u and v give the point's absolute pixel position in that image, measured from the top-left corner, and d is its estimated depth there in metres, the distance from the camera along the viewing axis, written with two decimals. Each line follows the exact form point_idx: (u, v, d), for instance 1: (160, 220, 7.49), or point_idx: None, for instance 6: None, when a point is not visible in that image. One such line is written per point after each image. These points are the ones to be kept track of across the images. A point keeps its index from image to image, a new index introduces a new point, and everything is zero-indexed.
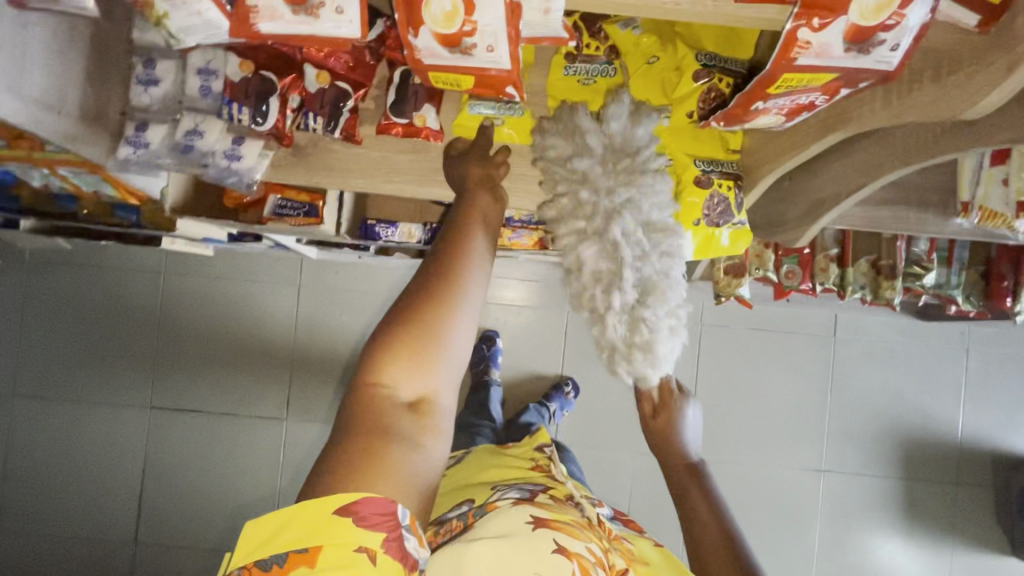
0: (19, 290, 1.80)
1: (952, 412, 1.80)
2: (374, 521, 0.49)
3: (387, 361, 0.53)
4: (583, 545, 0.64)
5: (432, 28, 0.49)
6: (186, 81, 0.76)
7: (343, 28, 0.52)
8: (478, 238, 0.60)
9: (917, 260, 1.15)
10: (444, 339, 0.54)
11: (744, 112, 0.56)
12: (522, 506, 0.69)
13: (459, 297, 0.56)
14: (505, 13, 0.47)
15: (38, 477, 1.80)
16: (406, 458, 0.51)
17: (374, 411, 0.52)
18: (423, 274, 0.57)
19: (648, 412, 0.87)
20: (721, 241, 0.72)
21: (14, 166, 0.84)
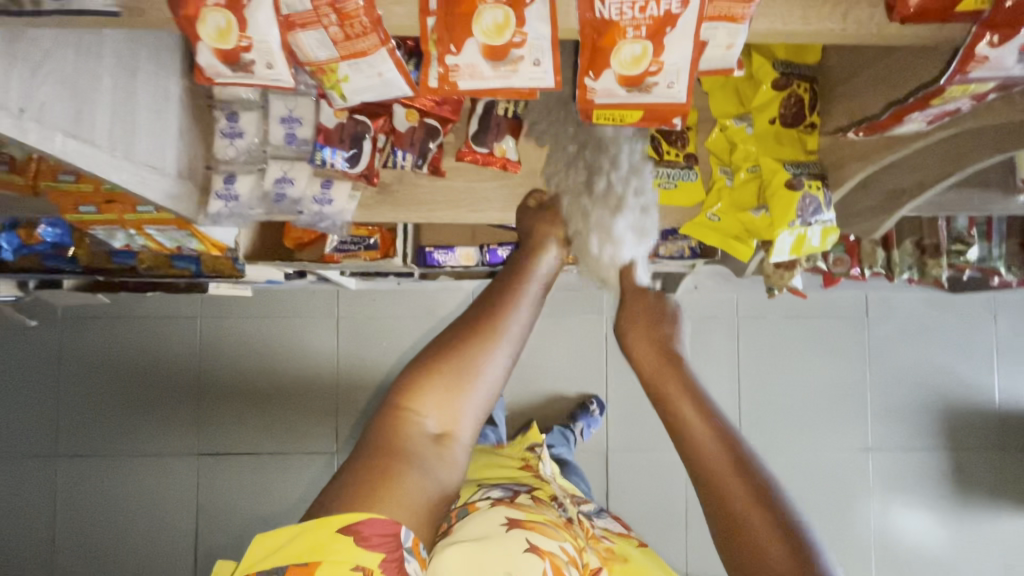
0: (56, 348, 1.79)
1: (988, 379, 1.84)
2: (374, 542, 0.49)
3: (421, 388, 0.56)
4: (557, 544, 0.64)
5: (616, 70, 0.51)
6: (270, 130, 0.78)
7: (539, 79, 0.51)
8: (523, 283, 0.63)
9: (960, 237, 1.19)
10: (477, 380, 0.56)
11: (890, 125, 0.62)
12: (499, 507, 0.69)
13: (501, 339, 0.58)
14: (693, 52, 0.49)
15: (91, 535, 1.78)
16: (420, 484, 0.52)
17: (399, 433, 0.54)
18: (472, 313, 0.60)
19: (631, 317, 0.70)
20: (811, 241, 0.75)
21: (100, 230, 0.85)
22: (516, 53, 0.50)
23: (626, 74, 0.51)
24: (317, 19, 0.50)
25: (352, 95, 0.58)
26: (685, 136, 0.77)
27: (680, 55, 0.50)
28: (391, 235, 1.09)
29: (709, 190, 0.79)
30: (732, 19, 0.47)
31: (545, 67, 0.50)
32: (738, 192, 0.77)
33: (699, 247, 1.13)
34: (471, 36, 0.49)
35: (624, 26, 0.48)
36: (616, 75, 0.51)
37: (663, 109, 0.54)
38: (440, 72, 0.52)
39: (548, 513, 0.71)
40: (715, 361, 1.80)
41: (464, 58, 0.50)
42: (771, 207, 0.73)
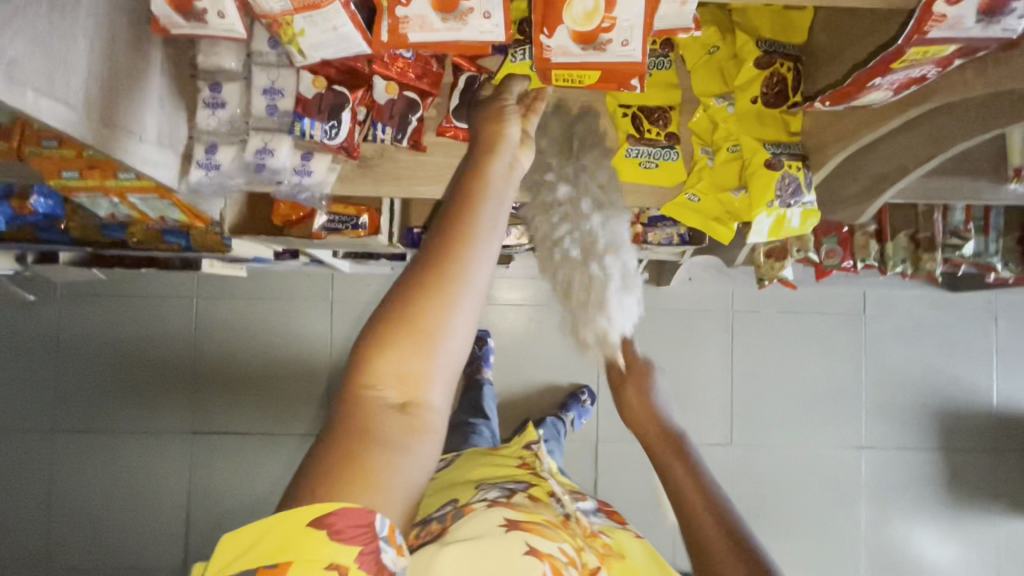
0: (55, 323, 1.81)
1: (986, 381, 1.82)
2: (349, 534, 0.43)
3: (375, 358, 0.47)
4: (556, 545, 0.60)
5: (569, 27, 0.53)
6: (252, 101, 0.77)
7: (488, 32, 0.56)
8: (480, 211, 0.51)
9: (955, 231, 1.16)
10: (437, 334, 0.47)
11: (854, 91, 0.57)
12: (496, 508, 0.66)
13: (459, 284, 0.48)
14: (643, 8, 0.52)
15: (86, 508, 1.80)
16: (395, 465, 0.45)
17: (359, 414, 0.46)
18: (419, 261, 0.50)
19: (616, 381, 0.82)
20: (792, 222, 0.74)
21: (84, 197, 0.86)
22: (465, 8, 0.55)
23: (579, 31, 0.53)
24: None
25: (311, 49, 0.62)
26: (667, 115, 0.76)
27: (631, 11, 0.53)
28: (378, 214, 1.08)
29: (691, 171, 0.79)
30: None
31: (494, 20, 0.56)
32: (718, 172, 0.76)
33: (688, 233, 1.11)
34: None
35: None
36: (570, 31, 0.53)
37: (620, 69, 0.55)
38: (391, 26, 0.57)
39: (547, 514, 0.67)
40: (708, 354, 1.79)
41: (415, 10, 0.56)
42: (750, 187, 0.72)
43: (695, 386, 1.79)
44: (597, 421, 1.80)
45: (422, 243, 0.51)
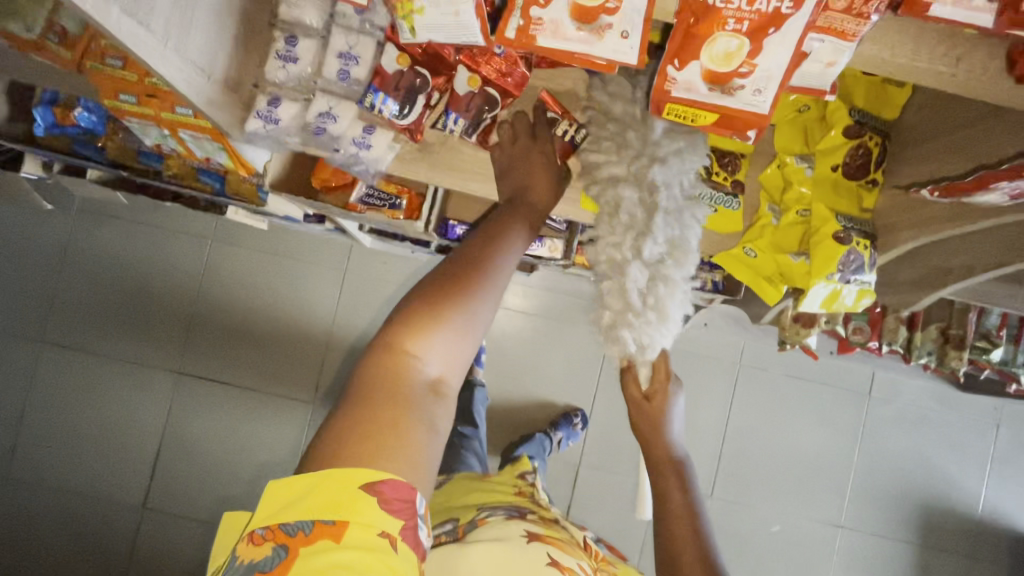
0: (66, 237, 1.79)
1: (976, 485, 1.80)
2: (395, 506, 0.50)
3: (418, 336, 0.57)
4: (574, 560, 0.68)
5: (704, 63, 0.47)
6: (325, 63, 0.74)
7: (622, 53, 0.48)
8: (512, 242, 0.65)
9: (986, 334, 1.16)
10: (468, 328, 0.59)
11: (971, 190, 0.56)
12: (514, 522, 0.75)
13: (491, 292, 0.61)
14: (790, 61, 0.46)
15: (58, 427, 1.78)
16: (424, 430, 0.54)
17: (397, 377, 0.55)
18: (460, 268, 0.61)
19: (638, 396, 0.75)
20: (844, 298, 0.72)
21: (134, 122, 0.83)
22: (606, 21, 0.48)
23: (713, 70, 0.48)
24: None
25: (423, 32, 0.56)
26: (737, 163, 0.74)
27: (775, 61, 0.46)
28: (420, 199, 1.07)
29: (751, 225, 0.75)
30: (841, 34, 0.45)
31: (631, 43, 0.48)
32: (781, 232, 0.74)
33: (722, 282, 1.12)
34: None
35: (725, 15, 0.45)
36: (703, 69, 0.47)
37: (739, 118, 0.50)
38: (521, 24, 0.49)
39: (562, 534, 0.76)
40: (707, 402, 1.78)
41: (552, 13, 0.49)
42: (812, 255, 0.70)
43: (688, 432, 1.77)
44: (583, 446, 1.78)
45: (463, 250, 0.63)
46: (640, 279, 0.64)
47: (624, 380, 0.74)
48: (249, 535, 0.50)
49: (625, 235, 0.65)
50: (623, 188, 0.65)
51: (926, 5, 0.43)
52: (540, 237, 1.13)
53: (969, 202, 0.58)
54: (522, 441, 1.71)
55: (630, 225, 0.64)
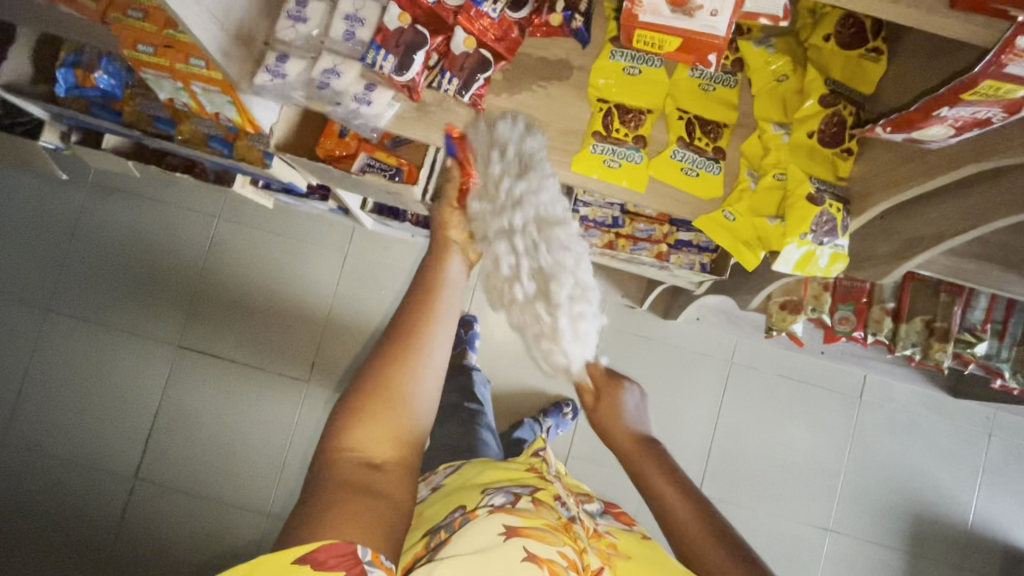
0: (79, 209, 1.84)
1: (967, 496, 1.79)
2: (331, 564, 0.49)
3: (353, 426, 0.57)
4: (556, 549, 0.60)
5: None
6: (332, 25, 0.80)
7: None
8: (444, 301, 0.64)
9: (971, 328, 1.17)
10: (409, 407, 0.59)
11: (920, 119, 0.59)
12: (495, 514, 0.64)
13: (420, 358, 0.60)
14: None
15: (58, 394, 1.81)
16: (376, 509, 0.54)
17: (338, 473, 0.55)
18: (386, 348, 0.61)
19: (590, 401, 0.81)
20: (819, 261, 0.74)
21: (150, 75, 0.87)
22: None
23: None
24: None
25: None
26: (719, 131, 0.79)
27: None
28: (419, 169, 1.06)
29: (732, 191, 0.79)
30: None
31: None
32: (759, 197, 0.77)
33: (710, 264, 1.13)
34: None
35: None
36: None
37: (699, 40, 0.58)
38: None
39: (549, 516, 0.65)
40: (697, 398, 1.79)
41: None
42: (787, 217, 0.73)
43: (678, 426, 1.78)
44: (573, 437, 1.79)
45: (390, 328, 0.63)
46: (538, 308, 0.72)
47: (575, 386, 0.83)
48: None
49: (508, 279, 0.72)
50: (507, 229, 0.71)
51: None
52: None
53: (920, 136, 0.62)
54: (512, 428, 1.72)
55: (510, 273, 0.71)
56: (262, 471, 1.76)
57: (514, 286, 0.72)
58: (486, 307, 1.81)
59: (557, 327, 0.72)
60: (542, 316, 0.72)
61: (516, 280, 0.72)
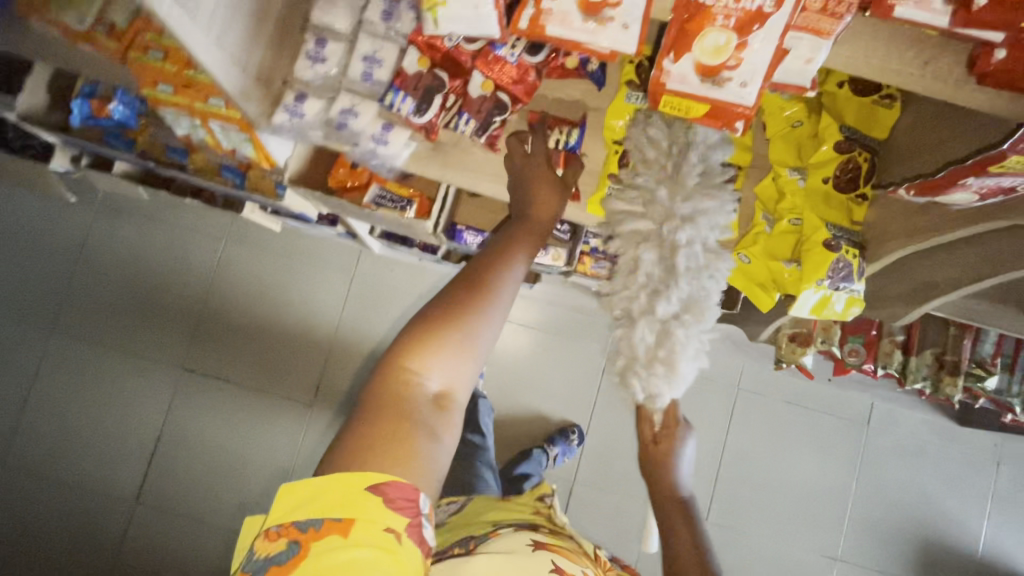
0: (86, 230, 1.84)
1: (975, 524, 1.77)
2: (400, 505, 0.53)
3: (421, 353, 0.58)
4: (579, 568, 0.71)
5: (696, 57, 0.52)
6: (350, 65, 0.81)
7: (621, 43, 0.53)
8: (519, 250, 0.65)
9: (980, 362, 1.17)
10: (473, 354, 0.60)
11: (944, 187, 0.60)
12: (523, 534, 0.78)
13: (492, 304, 0.61)
14: (773, 58, 0.51)
15: (59, 415, 1.80)
16: (426, 447, 0.56)
17: (401, 398, 0.57)
18: (462, 285, 0.62)
19: (649, 437, 0.83)
20: (835, 306, 0.75)
21: (168, 112, 0.88)
22: (610, 14, 0.53)
23: (703, 63, 0.52)
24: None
25: (443, 23, 0.58)
26: (735, 175, 0.77)
27: (760, 56, 0.51)
28: (430, 202, 1.10)
29: (746, 232, 0.80)
30: (817, 32, 0.50)
31: (632, 34, 0.53)
32: (774, 240, 0.77)
33: (719, 296, 1.14)
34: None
35: (715, 13, 0.50)
36: (694, 61, 0.52)
37: (729, 110, 0.53)
38: (532, 14, 0.54)
39: (566, 543, 0.78)
40: (704, 424, 1.78)
41: (561, 5, 0.54)
42: (802, 262, 0.74)
43: None
44: (578, 463, 1.77)
45: (465, 265, 0.64)
46: (647, 333, 0.67)
47: (639, 418, 0.82)
48: (264, 532, 0.53)
49: (638, 292, 0.68)
50: (643, 248, 0.68)
51: (892, 6, 0.47)
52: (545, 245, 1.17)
53: (945, 200, 0.63)
54: (517, 454, 1.71)
55: (645, 284, 0.68)
56: (265, 495, 1.74)
57: (652, 302, 0.67)
58: None
59: (676, 350, 0.67)
60: (654, 342, 0.67)
61: (660, 296, 0.66)
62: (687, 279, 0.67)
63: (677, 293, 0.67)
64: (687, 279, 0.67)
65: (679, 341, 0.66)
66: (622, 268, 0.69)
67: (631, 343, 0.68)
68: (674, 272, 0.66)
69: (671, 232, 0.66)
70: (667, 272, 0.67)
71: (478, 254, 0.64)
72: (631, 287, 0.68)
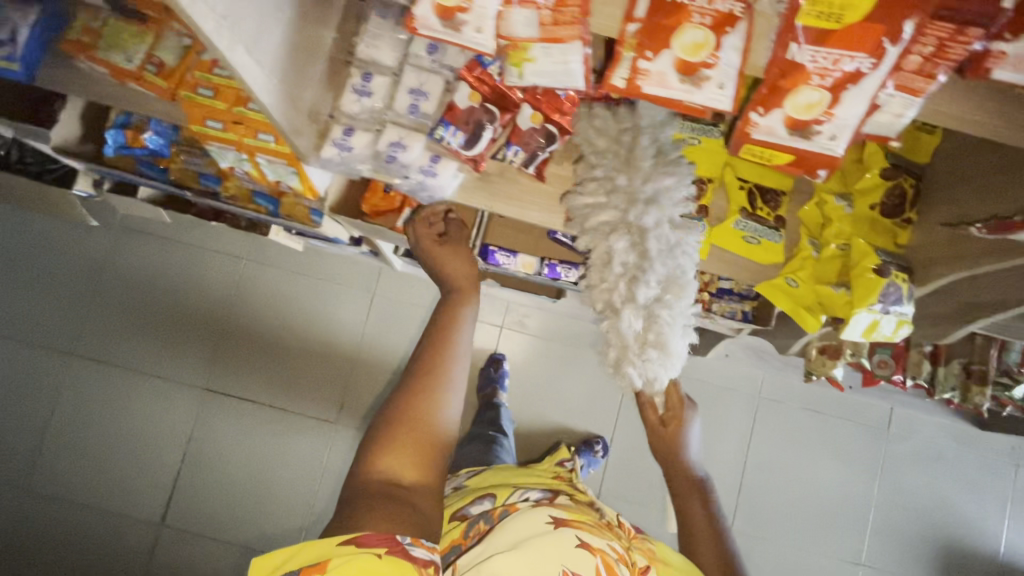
0: (105, 253, 1.84)
1: (996, 526, 1.79)
2: (373, 543, 0.55)
3: (384, 443, 0.65)
4: (604, 543, 0.68)
5: (786, 112, 0.53)
6: (396, 98, 0.81)
7: (719, 103, 0.54)
8: (456, 327, 0.75)
9: (1008, 371, 1.19)
10: (431, 427, 0.67)
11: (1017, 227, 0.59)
12: (542, 507, 0.73)
13: (437, 381, 0.70)
14: (864, 112, 0.52)
15: (82, 439, 1.79)
16: (406, 512, 0.60)
17: (373, 483, 0.63)
18: (409, 376, 0.71)
19: (656, 421, 0.92)
20: (883, 327, 0.77)
21: (215, 147, 0.87)
22: (706, 74, 0.53)
23: (794, 117, 0.54)
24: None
25: (531, 76, 0.58)
26: (779, 199, 0.81)
27: (851, 112, 0.52)
28: None
29: (792, 258, 0.80)
30: (912, 92, 0.51)
31: (727, 92, 0.53)
32: (822, 265, 0.79)
33: (752, 312, 1.16)
34: (669, 48, 0.53)
35: (812, 73, 0.50)
36: (786, 116, 0.54)
37: (812, 159, 0.56)
38: (628, 75, 0.55)
39: (590, 515, 0.74)
40: (727, 434, 1.79)
41: (658, 66, 0.54)
42: (853, 287, 0.76)
43: (707, 462, 1.78)
44: (602, 474, 1.78)
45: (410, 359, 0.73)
46: (634, 318, 0.78)
47: (644, 406, 0.93)
48: None
49: (619, 279, 0.77)
50: (614, 238, 0.77)
51: (989, 69, 0.48)
52: (576, 263, 1.18)
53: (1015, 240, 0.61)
54: None
55: (624, 271, 0.77)
56: (291, 513, 1.74)
57: (632, 288, 0.77)
58: (512, 345, 1.82)
59: (662, 331, 0.78)
60: (640, 327, 0.78)
61: (639, 282, 0.76)
62: (659, 265, 0.76)
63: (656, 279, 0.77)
64: (659, 267, 0.76)
65: (665, 322, 0.78)
66: (596, 263, 0.79)
67: (619, 330, 0.79)
68: (642, 262, 0.76)
69: (642, 224, 0.76)
70: (641, 259, 0.76)
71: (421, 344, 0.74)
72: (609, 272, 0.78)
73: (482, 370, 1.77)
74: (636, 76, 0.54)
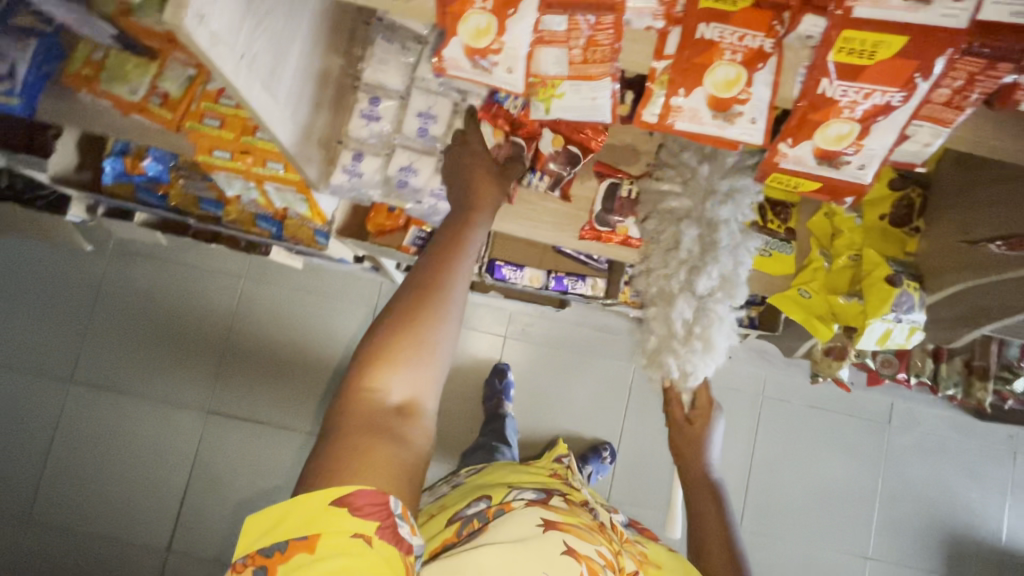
0: (100, 277, 1.81)
1: (997, 514, 1.83)
2: (367, 511, 0.51)
3: (376, 364, 0.57)
4: (593, 549, 0.66)
5: (815, 143, 0.54)
6: (405, 121, 0.82)
7: (750, 136, 0.56)
8: (468, 244, 0.65)
9: (1010, 364, 1.20)
10: (432, 356, 0.58)
11: None
12: (533, 508, 0.71)
13: (443, 303, 0.60)
14: (893, 142, 0.53)
15: (82, 468, 1.76)
16: (394, 452, 0.54)
17: (363, 410, 0.56)
18: (411, 291, 0.60)
19: (682, 418, 0.89)
20: (895, 336, 0.78)
21: (222, 175, 0.90)
22: (738, 110, 0.55)
23: (823, 147, 0.55)
24: (566, 39, 0.53)
25: (558, 112, 0.60)
26: (789, 212, 0.81)
27: (880, 143, 0.53)
28: None
29: (804, 268, 0.82)
30: (941, 122, 0.52)
31: (758, 126, 0.55)
32: (833, 275, 0.81)
33: (757, 317, 1.16)
34: (702, 85, 0.54)
35: (841, 106, 0.51)
36: (815, 147, 0.55)
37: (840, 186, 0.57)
38: (661, 111, 0.57)
39: (582, 517, 0.73)
40: (733, 434, 1.81)
41: (691, 103, 0.56)
42: (866, 296, 0.76)
43: None
44: (611, 480, 1.79)
45: (411, 271, 0.62)
46: (686, 310, 0.78)
47: (669, 401, 0.90)
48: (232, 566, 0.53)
49: (678, 269, 0.78)
50: (683, 225, 0.77)
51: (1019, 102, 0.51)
52: (583, 275, 1.18)
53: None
54: None
55: (685, 261, 0.78)
56: None
57: (693, 278, 0.78)
58: (517, 355, 1.82)
59: (714, 324, 0.78)
60: (691, 319, 0.79)
61: (699, 273, 0.77)
62: (723, 260, 0.77)
63: (717, 271, 0.77)
64: (723, 262, 0.77)
65: (716, 317, 0.78)
66: (662, 248, 0.80)
67: (672, 319, 0.79)
68: (706, 255, 0.77)
69: (709, 212, 0.76)
70: (705, 251, 0.77)
71: (423, 256, 0.63)
72: (666, 263, 0.80)
73: (487, 381, 1.76)
74: (668, 111, 0.56)
